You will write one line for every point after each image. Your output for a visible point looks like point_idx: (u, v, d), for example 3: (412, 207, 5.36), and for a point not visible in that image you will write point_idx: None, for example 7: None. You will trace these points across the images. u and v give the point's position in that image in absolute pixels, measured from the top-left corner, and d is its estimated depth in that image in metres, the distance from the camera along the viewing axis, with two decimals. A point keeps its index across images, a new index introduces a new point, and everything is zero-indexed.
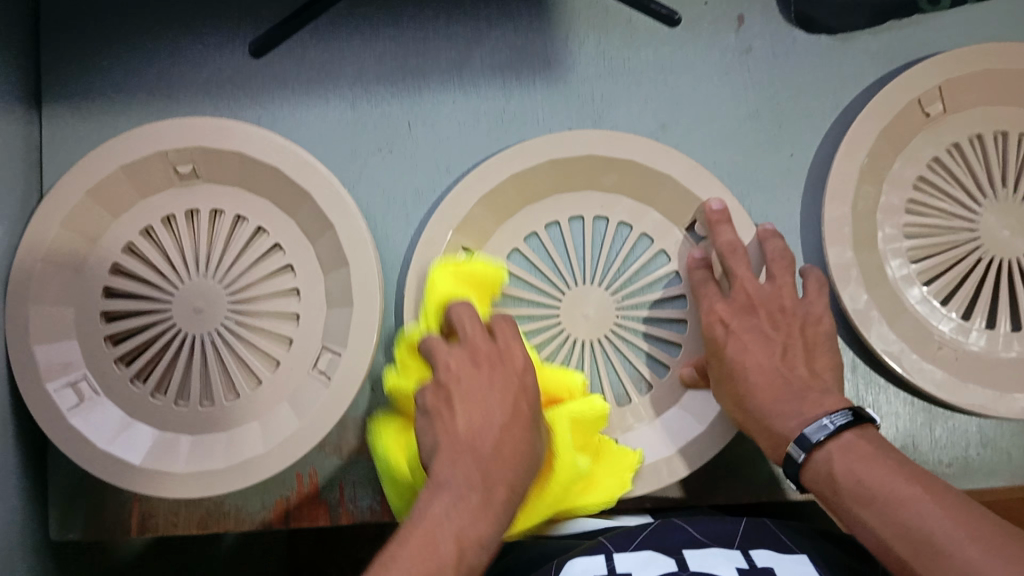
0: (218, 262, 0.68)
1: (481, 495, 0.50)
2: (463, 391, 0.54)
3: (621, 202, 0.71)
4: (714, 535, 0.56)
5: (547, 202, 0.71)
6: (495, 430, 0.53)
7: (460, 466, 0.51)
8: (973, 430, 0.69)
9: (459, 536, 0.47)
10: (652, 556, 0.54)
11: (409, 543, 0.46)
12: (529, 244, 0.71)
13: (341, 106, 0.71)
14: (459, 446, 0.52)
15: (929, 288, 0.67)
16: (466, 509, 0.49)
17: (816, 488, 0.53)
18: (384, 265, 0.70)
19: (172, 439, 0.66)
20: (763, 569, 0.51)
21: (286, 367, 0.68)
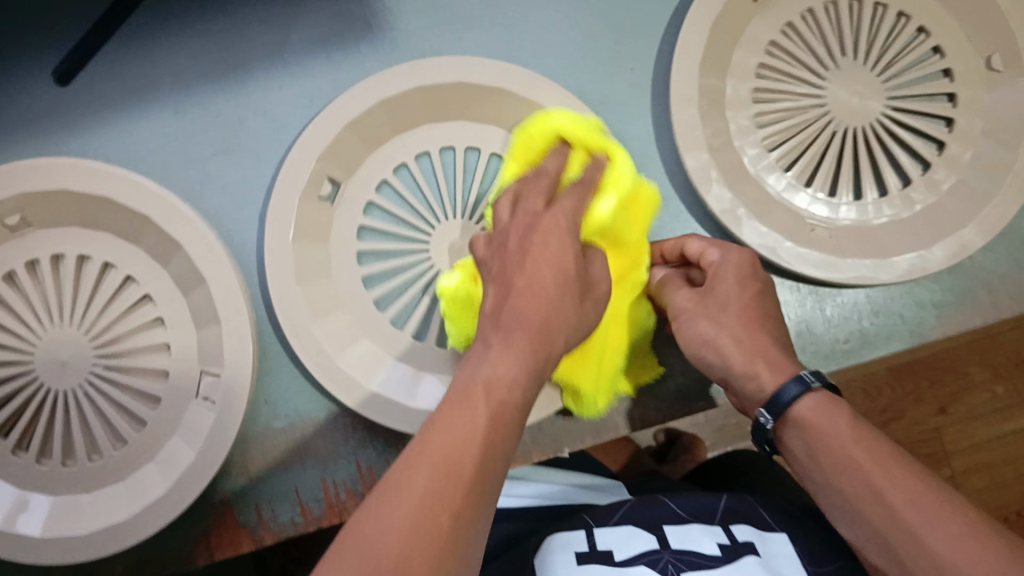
0: (74, 309, 0.64)
1: (501, 347, 0.43)
2: (502, 264, 0.50)
3: (465, 126, 0.69)
4: (693, 510, 0.57)
5: (391, 145, 0.69)
6: (515, 292, 0.47)
7: (482, 330, 0.46)
8: (863, 301, 0.69)
9: (485, 378, 0.41)
10: (633, 530, 0.55)
11: (442, 404, 0.40)
12: (382, 194, 0.70)
13: (165, 117, 0.68)
14: (496, 325, 0.45)
15: (791, 173, 0.67)
16: (503, 350, 0.43)
17: (793, 448, 0.49)
18: (246, 272, 0.67)
19: (72, 500, 0.63)
20: (742, 544, 0.53)
21: (169, 400, 0.65)
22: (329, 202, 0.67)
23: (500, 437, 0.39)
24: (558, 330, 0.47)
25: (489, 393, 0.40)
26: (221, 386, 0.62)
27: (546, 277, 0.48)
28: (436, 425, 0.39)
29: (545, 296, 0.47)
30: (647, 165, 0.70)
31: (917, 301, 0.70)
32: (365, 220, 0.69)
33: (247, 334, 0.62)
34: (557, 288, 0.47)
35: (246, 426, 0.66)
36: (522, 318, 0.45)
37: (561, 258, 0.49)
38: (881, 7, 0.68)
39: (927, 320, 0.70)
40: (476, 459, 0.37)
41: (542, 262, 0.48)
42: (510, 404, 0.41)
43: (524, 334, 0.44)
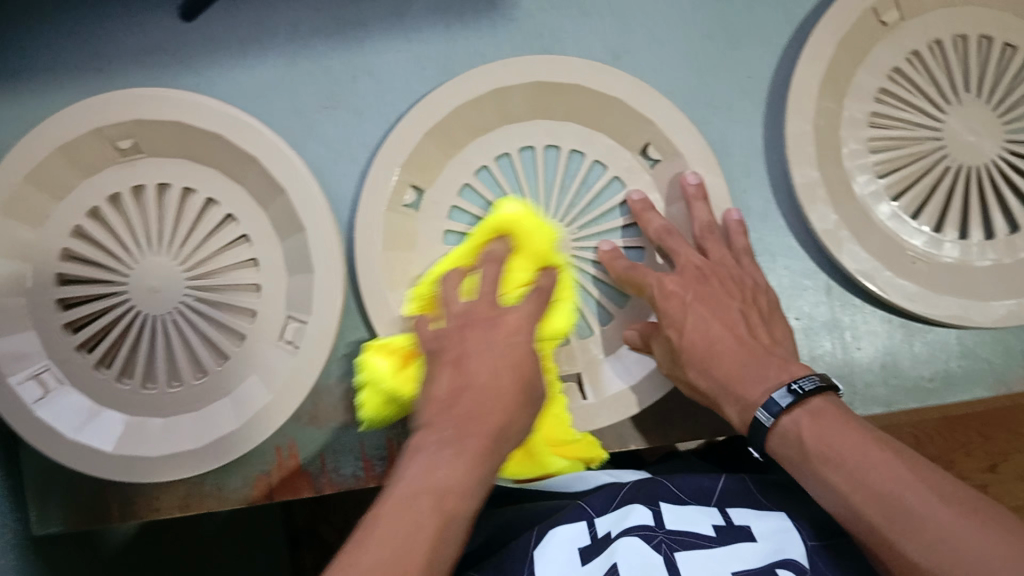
0: (172, 239, 0.66)
1: (455, 451, 0.46)
2: (455, 354, 0.53)
3: (535, 126, 0.68)
4: (692, 491, 0.56)
5: (470, 147, 0.68)
6: (468, 390, 0.50)
7: (438, 428, 0.48)
8: (952, 342, 0.68)
9: (436, 484, 0.44)
10: (630, 511, 0.53)
11: (388, 500, 0.43)
12: (464, 198, 0.69)
13: (282, 65, 0.69)
14: (448, 412, 0.49)
15: (897, 203, 0.66)
16: (452, 454, 0.46)
17: (782, 452, 0.51)
18: (340, 225, 0.68)
19: (144, 422, 0.64)
20: (738, 527, 0.52)
21: (251, 340, 0.66)
22: (413, 210, 0.67)
23: (447, 539, 0.43)
24: (508, 437, 0.49)
25: (436, 504, 0.43)
26: (305, 333, 0.63)
27: (505, 380, 0.51)
28: (389, 508, 0.43)
29: (500, 394, 0.50)
30: (752, 173, 0.69)
31: (1006, 349, 0.69)
32: (458, 200, 0.68)
33: (336, 288, 0.63)
34: (514, 400, 0.50)
35: (321, 379, 0.67)
36: (473, 414, 0.48)
37: (518, 363, 0.52)
38: (1009, 49, 0.67)
39: (1014, 368, 0.69)
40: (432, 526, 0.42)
41: (493, 360, 0.51)
42: (460, 511, 0.44)
43: (479, 440, 0.47)
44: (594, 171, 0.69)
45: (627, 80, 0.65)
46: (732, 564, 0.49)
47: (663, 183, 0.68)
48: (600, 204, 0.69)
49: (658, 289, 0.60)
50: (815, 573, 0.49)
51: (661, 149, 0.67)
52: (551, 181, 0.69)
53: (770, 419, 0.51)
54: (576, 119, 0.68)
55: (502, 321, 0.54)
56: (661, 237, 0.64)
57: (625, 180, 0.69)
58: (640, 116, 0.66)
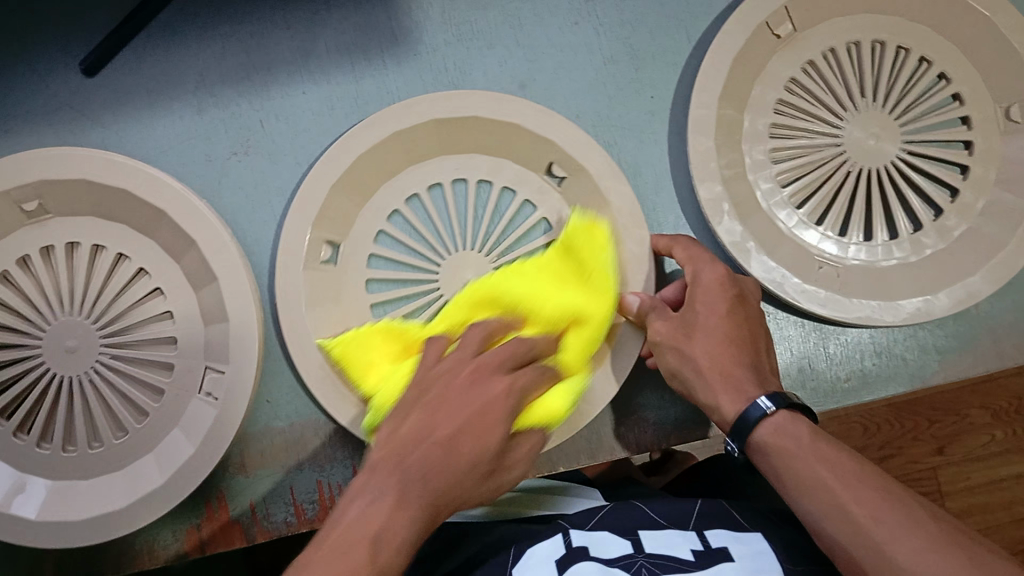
0: (84, 298, 0.65)
1: (393, 501, 0.46)
2: (432, 399, 0.51)
3: (438, 162, 0.69)
4: (672, 516, 0.60)
5: (380, 193, 0.68)
6: (424, 441, 0.49)
7: (376, 478, 0.47)
8: (866, 340, 0.69)
9: (376, 535, 0.44)
10: (608, 536, 0.58)
11: (324, 541, 0.44)
12: (381, 245, 0.69)
13: (187, 115, 0.68)
14: (399, 461, 0.48)
15: (803, 210, 0.67)
16: (367, 509, 0.45)
17: (771, 444, 0.53)
18: (256, 272, 0.67)
19: (70, 485, 0.63)
20: (719, 550, 0.54)
21: (172, 394, 0.65)
22: (332, 264, 0.67)
23: (397, 528, 0.45)
24: (464, 496, 0.49)
25: (371, 544, 0.43)
26: (226, 382, 0.63)
27: (468, 438, 0.49)
28: (314, 549, 0.44)
29: (453, 456, 0.48)
30: (661, 191, 0.70)
31: (919, 345, 0.70)
32: (375, 248, 0.68)
33: (253, 335, 0.63)
34: (477, 455, 0.49)
35: (246, 427, 0.67)
36: (443, 463, 0.48)
37: (475, 404, 0.51)
38: (903, 52, 0.69)
39: (929, 364, 0.70)
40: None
41: (458, 409, 0.50)
42: (395, 561, 0.44)
43: (423, 499, 0.46)
44: (504, 198, 0.70)
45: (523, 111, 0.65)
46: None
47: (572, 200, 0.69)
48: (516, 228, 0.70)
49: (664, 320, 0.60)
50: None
51: (564, 167, 0.68)
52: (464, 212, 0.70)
53: (769, 409, 0.54)
54: (477, 149, 0.69)
55: (484, 383, 0.52)
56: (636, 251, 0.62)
57: (536, 203, 0.70)
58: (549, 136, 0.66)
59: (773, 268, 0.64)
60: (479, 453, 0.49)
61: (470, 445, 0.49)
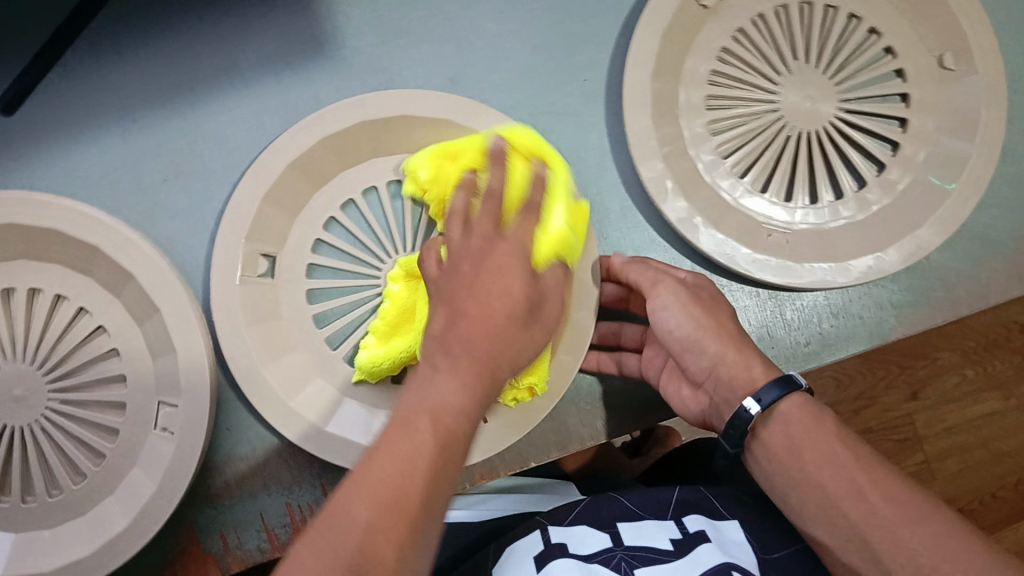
0: (27, 344, 0.63)
1: (453, 370, 0.43)
2: (448, 294, 0.48)
3: (370, 166, 0.68)
4: (651, 508, 0.60)
5: (313, 204, 0.67)
6: (476, 311, 0.46)
7: (435, 349, 0.45)
8: (822, 303, 0.69)
9: (440, 411, 0.42)
10: (586, 529, 0.58)
11: (390, 427, 0.42)
12: (320, 254, 0.68)
13: (112, 145, 0.67)
14: (448, 340, 0.45)
15: (747, 179, 0.67)
16: (450, 375, 0.43)
17: (780, 434, 0.53)
18: (202, 299, 0.66)
19: (33, 536, 0.62)
20: (698, 534, 0.56)
21: (127, 433, 0.63)
22: (269, 279, 0.66)
23: (446, 467, 0.41)
24: (516, 360, 0.47)
25: (435, 431, 0.41)
26: (181, 415, 0.61)
27: (509, 287, 0.47)
28: (386, 437, 0.41)
29: (492, 324, 0.46)
30: (605, 175, 0.70)
31: (875, 302, 0.70)
32: (313, 257, 0.67)
33: (204, 364, 0.62)
34: (514, 306, 0.47)
35: (208, 457, 0.66)
36: (472, 346, 0.44)
37: (508, 277, 0.47)
38: (833, 10, 0.68)
39: (886, 320, 0.70)
40: (443, 459, 0.41)
41: (477, 279, 0.47)
42: (454, 442, 0.42)
43: (481, 365, 0.44)
44: None
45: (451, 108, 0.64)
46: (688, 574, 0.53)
47: None
48: None
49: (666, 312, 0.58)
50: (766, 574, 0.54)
51: None
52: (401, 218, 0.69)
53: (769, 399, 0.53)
54: (408, 150, 0.68)
55: (496, 249, 0.49)
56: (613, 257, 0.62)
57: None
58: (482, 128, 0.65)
59: (721, 241, 0.64)
60: (516, 305, 0.47)
61: (505, 306, 0.46)
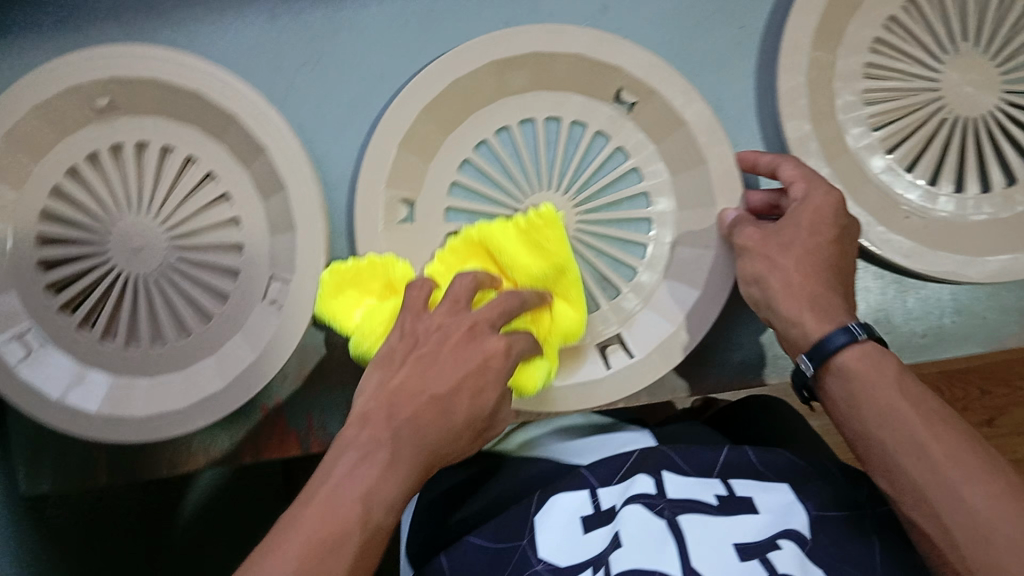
0: (152, 199, 0.64)
1: (387, 456, 0.46)
2: (426, 353, 0.51)
3: (504, 105, 0.66)
4: (696, 464, 0.59)
5: (452, 137, 0.66)
6: (443, 389, 0.50)
7: (398, 414, 0.48)
8: (946, 298, 0.67)
9: (369, 489, 0.45)
10: (638, 481, 0.57)
11: (313, 501, 0.44)
12: (456, 195, 0.67)
13: (260, 21, 0.67)
14: (388, 421, 0.48)
15: (892, 156, 0.65)
16: (369, 461, 0.46)
17: (838, 394, 0.52)
18: (326, 186, 0.66)
19: (128, 384, 0.63)
20: (740, 499, 0.55)
21: (235, 300, 0.65)
22: (410, 224, 0.65)
23: (362, 564, 0.43)
24: (449, 452, 0.50)
25: (364, 517, 0.43)
26: (289, 293, 0.62)
27: (468, 400, 0.50)
28: (299, 507, 0.44)
29: (450, 417, 0.49)
30: (744, 129, 0.68)
31: (1001, 306, 0.68)
32: (450, 200, 0.66)
33: (320, 247, 0.62)
34: (463, 423, 0.50)
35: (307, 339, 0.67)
36: (439, 403, 0.49)
37: (481, 380, 0.51)
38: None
39: (1008, 324, 0.68)
40: (358, 538, 0.43)
41: (462, 371, 0.50)
42: (384, 522, 0.45)
43: (418, 448, 0.48)
44: (574, 132, 0.68)
45: (592, 36, 0.62)
46: (733, 534, 0.52)
47: (646, 125, 0.66)
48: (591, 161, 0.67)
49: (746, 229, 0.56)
50: (815, 543, 0.52)
51: (635, 92, 0.65)
52: (535, 151, 0.67)
53: (857, 335, 0.51)
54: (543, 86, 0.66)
55: (477, 345, 0.52)
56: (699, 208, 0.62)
57: (610, 133, 0.67)
58: (619, 66, 0.62)
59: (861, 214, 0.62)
60: (474, 415, 0.51)
61: (468, 401, 0.50)
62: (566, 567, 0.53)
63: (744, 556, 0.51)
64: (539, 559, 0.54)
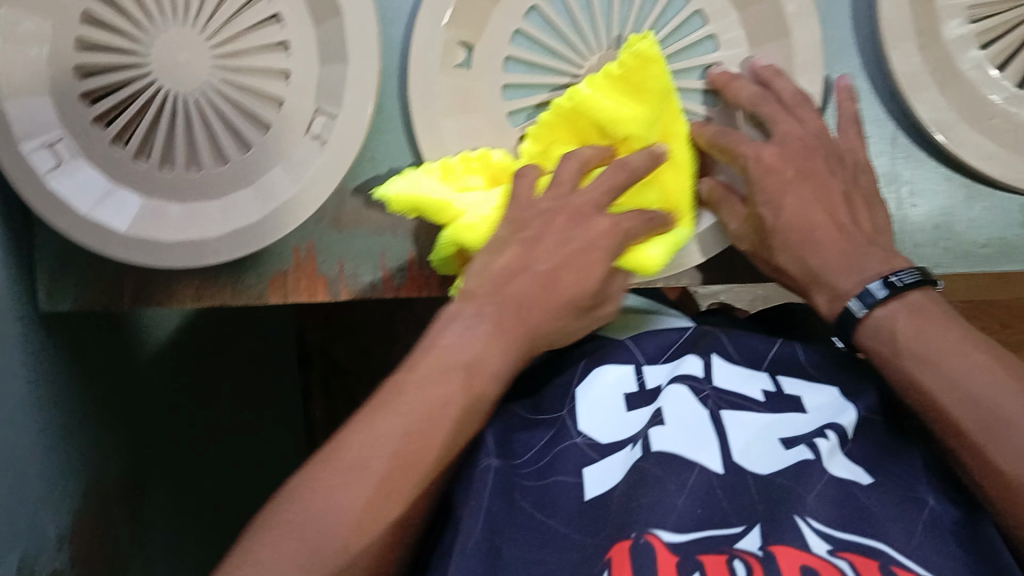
0: (201, 12, 0.60)
1: (491, 328, 0.51)
2: (533, 233, 0.55)
3: None
4: (746, 353, 0.59)
5: None
6: (547, 264, 0.54)
7: (505, 294, 0.53)
8: (1016, 208, 0.65)
9: (472, 363, 0.50)
10: (688, 360, 0.58)
11: (424, 366, 0.50)
12: (518, 44, 0.63)
13: None
14: (499, 293, 0.53)
15: (986, 52, 0.60)
16: (478, 337, 0.51)
17: (871, 347, 0.53)
18: (382, 19, 0.63)
19: (163, 206, 0.61)
20: (788, 397, 0.56)
21: (278, 131, 0.62)
22: (467, 69, 0.62)
23: (465, 425, 0.49)
24: (554, 332, 0.55)
25: (467, 385, 0.49)
26: (335, 128, 0.60)
27: (567, 281, 0.54)
28: (420, 385, 0.49)
29: (552, 289, 0.54)
30: None
31: None
32: (512, 48, 0.62)
33: (373, 82, 0.60)
34: (564, 301, 0.54)
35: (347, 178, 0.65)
36: (553, 280, 0.54)
37: (585, 269, 0.54)
38: None
39: None
40: (459, 415, 0.49)
41: (566, 245, 0.54)
42: (486, 392, 0.50)
43: (521, 326, 0.53)
44: None
45: None
46: (780, 430, 0.53)
47: None
48: (666, 24, 0.63)
49: (755, 161, 0.58)
50: (857, 442, 0.53)
51: None
52: (608, 6, 0.62)
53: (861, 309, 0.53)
54: None
55: (582, 224, 0.55)
56: (754, 104, 0.59)
57: None
58: None
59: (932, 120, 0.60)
60: (583, 289, 0.54)
61: (570, 280, 0.54)
62: (607, 445, 0.53)
63: (789, 448, 0.52)
64: (579, 432, 0.54)
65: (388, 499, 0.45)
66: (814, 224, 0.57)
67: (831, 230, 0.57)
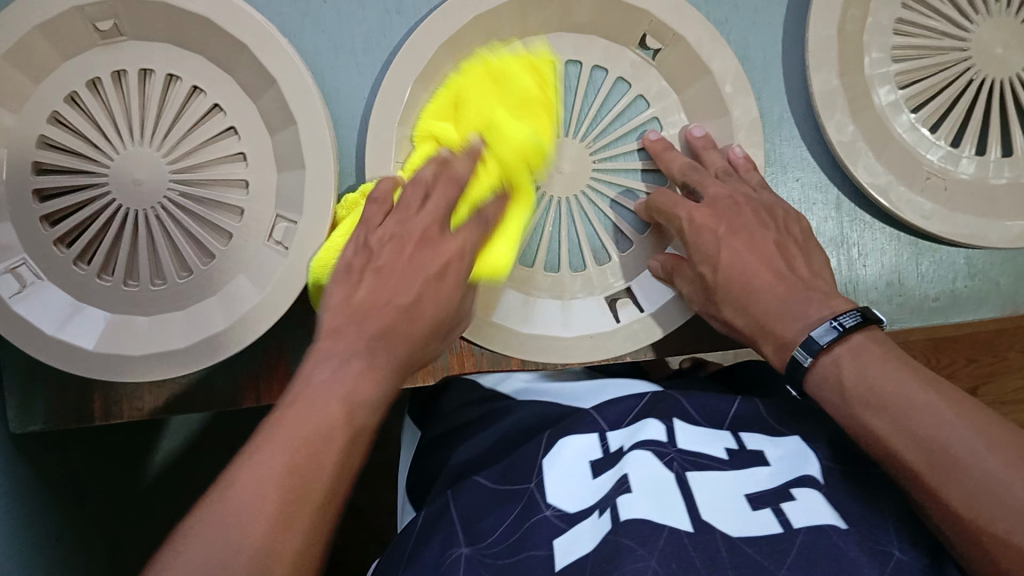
0: (155, 129, 0.62)
1: (361, 364, 0.46)
2: (383, 264, 0.50)
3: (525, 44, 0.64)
4: (706, 413, 0.59)
5: None
6: (416, 285, 0.49)
7: (348, 335, 0.47)
8: (961, 261, 0.69)
9: (346, 399, 0.44)
10: (647, 425, 0.56)
11: (291, 406, 0.43)
12: None
13: None
14: (343, 332, 0.47)
15: (917, 115, 0.63)
16: (351, 373, 0.45)
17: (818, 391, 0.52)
18: (338, 123, 0.65)
19: (129, 320, 0.62)
20: (753, 453, 0.55)
21: (239, 238, 0.63)
22: None
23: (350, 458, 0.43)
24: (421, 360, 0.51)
25: (346, 423, 0.43)
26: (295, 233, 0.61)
27: (430, 305, 0.50)
28: (292, 406, 0.43)
29: (415, 319, 0.49)
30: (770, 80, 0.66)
31: (1015, 271, 0.70)
32: None
33: (328, 184, 0.60)
34: (425, 331, 0.50)
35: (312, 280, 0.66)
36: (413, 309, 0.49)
37: (442, 292, 0.50)
38: None
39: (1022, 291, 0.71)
40: (335, 440, 0.43)
41: (433, 263, 0.50)
42: (363, 429, 0.45)
43: (389, 356, 0.48)
44: (595, 76, 0.66)
45: None
46: (744, 484, 0.52)
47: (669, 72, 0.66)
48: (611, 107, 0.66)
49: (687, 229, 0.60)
50: (829, 486, 0.52)
51: (660, 39, 0.63)
52: None
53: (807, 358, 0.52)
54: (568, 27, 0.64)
55: (430, 249, 0.50)
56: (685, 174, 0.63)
57: (631, 80, 0.66)
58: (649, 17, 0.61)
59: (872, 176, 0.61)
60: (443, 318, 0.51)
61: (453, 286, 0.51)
62: (574, 514, 0.52)
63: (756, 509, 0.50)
64: (548, 504, 0.53)
65: (287, 532, 0.39)
66: (752, 275, 0.57)
67: (770, 279, 0.57)
